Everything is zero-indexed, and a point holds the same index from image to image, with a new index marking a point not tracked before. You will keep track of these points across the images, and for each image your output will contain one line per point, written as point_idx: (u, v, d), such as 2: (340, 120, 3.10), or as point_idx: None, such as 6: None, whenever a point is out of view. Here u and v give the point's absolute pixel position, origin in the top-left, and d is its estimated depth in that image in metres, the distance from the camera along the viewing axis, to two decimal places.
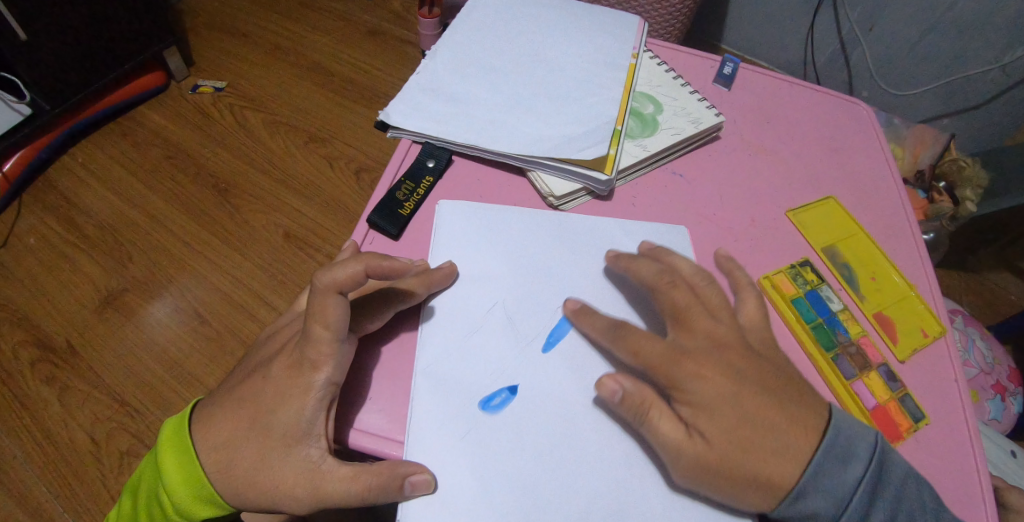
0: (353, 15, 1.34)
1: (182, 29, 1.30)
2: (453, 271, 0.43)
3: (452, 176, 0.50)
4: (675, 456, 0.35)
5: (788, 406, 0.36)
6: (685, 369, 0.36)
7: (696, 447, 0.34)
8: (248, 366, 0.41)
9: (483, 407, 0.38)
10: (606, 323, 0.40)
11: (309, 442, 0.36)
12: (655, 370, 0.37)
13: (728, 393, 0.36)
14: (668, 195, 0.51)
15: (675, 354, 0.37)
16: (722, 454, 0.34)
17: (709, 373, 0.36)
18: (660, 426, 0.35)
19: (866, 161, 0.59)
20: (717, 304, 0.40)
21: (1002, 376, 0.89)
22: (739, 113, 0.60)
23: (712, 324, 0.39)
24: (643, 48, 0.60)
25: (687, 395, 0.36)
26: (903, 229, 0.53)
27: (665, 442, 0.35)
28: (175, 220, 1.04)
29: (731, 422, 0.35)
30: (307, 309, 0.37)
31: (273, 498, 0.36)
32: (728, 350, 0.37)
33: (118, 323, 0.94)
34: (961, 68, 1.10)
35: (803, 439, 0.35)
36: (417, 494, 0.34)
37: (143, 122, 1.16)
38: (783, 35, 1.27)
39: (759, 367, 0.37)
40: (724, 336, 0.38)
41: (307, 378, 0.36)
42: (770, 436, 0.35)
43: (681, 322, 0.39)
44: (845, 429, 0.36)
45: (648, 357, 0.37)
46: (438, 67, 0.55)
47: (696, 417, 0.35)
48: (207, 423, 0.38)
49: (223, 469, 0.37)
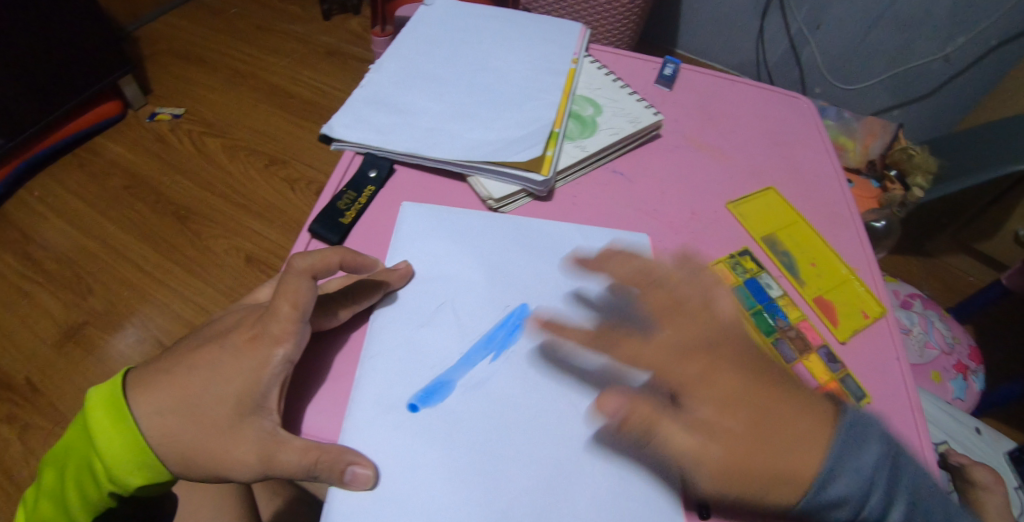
0: (313, 37, 1.35)
1: (139, 56, 1.29)
2: (408, 271, 0.43)
3: (394, 185, 0.50)
4: (699, 462, 0.35)
5: (798, 396, 0.36)
6: (688, 368, 0.37)
7: (712, 446, 0.35)
8: (201, 336, 0.41)
9: (415, 406, 0.37)
10: (583, 334, 0.41)
11: (262, 413, 0.35)
12: (660, 373, 0.37)
13: (740, 388, 0.36)
14: (609, 193, 0.52)
15: (676, 352, 0.38)
16: (746, 448, 0.34)
17: (711, 372, 0.36)
18: (670, 430, 0.35)
19: (805, 152, 0.60)
20: (699, 307, 0.40)
21: (963, 355, 0.91)
22: (681, 111, 0.62)
23: (695, 319, 0.39)
24: (584, 53, 0.62)
25: (694, 397, 0.36)
26: (843, 215, 0.55)
27: (679, 446, 0.35)
28: (134, 249, 1.02)
29: (745, 419, 0.35)
30: (277, 289, 0.38)
31: (220, 465, 0.35)
32: (722, 348, 0.38)
33: (78, 356, 0.92)
34: (906, 61, 1.14)
35: (822, 427, 0.35)
36: (355, 487, 0.34)
37: (101, 152, 1.15)
38: (735, 37, 1.30)
39: (756, 369, 0.37)
40: (709, 330, 0.39)
41: (266, 351, 0.36)
42: (794, 428, 0.35)
43: (666, 318, 0.40)
44: (861, 427, 0.35)
45: (650, 362, 0.38)
46: (381, 79, 0.55)
47: (712, 419, 0.35)
48: (151, 388, 0.38)
49: (167, 432, 0.36)
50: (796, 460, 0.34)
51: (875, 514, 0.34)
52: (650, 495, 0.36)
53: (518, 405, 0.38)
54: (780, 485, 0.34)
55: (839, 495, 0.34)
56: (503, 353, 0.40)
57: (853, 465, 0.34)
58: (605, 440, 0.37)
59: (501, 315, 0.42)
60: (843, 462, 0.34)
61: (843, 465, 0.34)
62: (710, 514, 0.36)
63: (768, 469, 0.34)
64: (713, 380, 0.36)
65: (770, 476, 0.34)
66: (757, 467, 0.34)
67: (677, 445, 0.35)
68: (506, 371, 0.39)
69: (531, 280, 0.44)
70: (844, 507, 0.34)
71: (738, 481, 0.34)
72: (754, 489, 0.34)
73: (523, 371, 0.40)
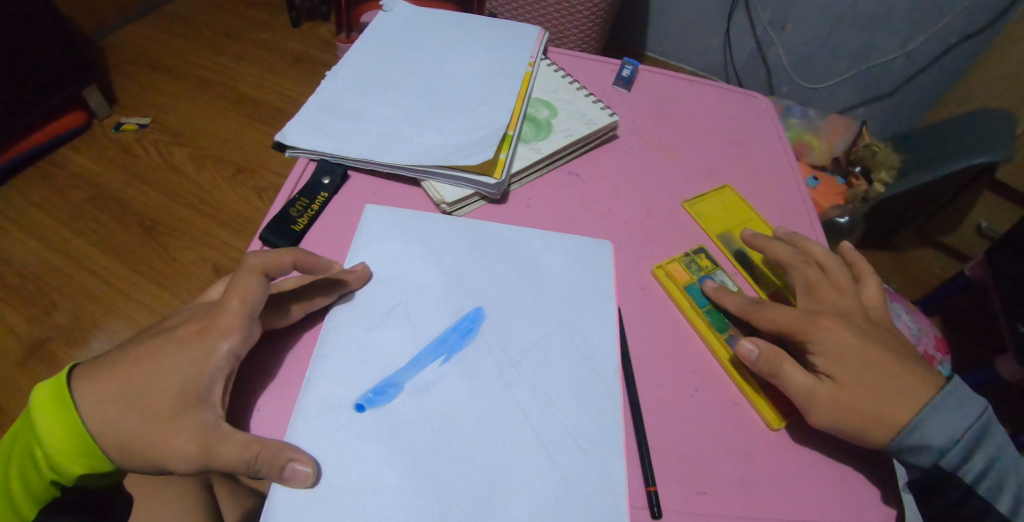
0: (282, 45, 1.35)
1: (104, 67, 1.27)
2: (365, 273, 0.42)
3: (348, 192, 0.49)
4: (809, 399, 0.40)
5: (917, 371, 0.42)
6: (819, 325, 0.42)
7: (828, 387, 0.40)
8: (150, 331, 0.40)
9: (361, 408, 0.37)
10: (740, 300, 0.45)
11: (204, 407, 0.35)
12: (790, 332, 0.43)
13: (860, 347, 0.41)
14: (565, 195, 0.52)
15: (807, 316, 0.43)
16: (852, 395, 0.40)
17: (841, 332, 0.42)
18: (791, 374, 0.40)
19: (761, 151, 0.61)
20: (845, 282, 0.46)
21: (929, 346, 0.93)
22: (638, 112, 0.62)
23: (838, 296, 0.45)
24: (540, 56, 0.62)
25: (818, 348, 0.41)
26: (797, 212, 0.56)
27: (799, 387, 0.40)
28: (99, 262, 1.00)
29: (859, 369, 0.40)
30: (229, 284, 0.38)
31: (158, 456, 0.34)
32: (852, 317, 0.44)
33: (42, 373, 0.89)
34: (868, 59, 1.17)
35: (921, 387, 0.41)
36: (294, 484, 0.34)
37: (65, 163, 1.12)
38: (703, 38, 1.32)
39: (884, 339, 0.43)
40: (848, 307, 0.44)
41: (210, 344, 0.36)
42: (895, 383, 0.40)
43: (812, 294, 0.45)
44: (954, 393, 0.41)
45: (783, 323, 0.43)
46: (336, 86, 0.55)
47: (830, 367, 0.41)
48: (96, 378, 0.37)
49: (107, 424, 0.35)
50: (897, 409, 0.40)
51: (954, 462, 0.39)
52: (598, 488, 0.36)
53: (464, 403, 0.38)
54: (878, 426, 0.39)
55: (926, 441, 0.39)
56: (455, 356, 0.40)
57: (943, 422, 0.40)
58: (550, 432, 0.38)
59: (458, 315, 0.42)
60: (941, 416, 0.40)
61: (937, 417, 0.40)
62: (662, 512, 0.36)
63: (867, 410, 0.39)
64: (841, 335, 0.42)
65: (869, 418, 0.39)
66: (861, 408, 0.39)
67: (796, 385, 0.40)
68: (457, 371, 0.39)
69: (488, 281, 0.44)
70: (926, 451, 0.39)
71: (845, 418, 0.39)
72: (853, 427, 0.39)
73: (472, 370, 0.39)
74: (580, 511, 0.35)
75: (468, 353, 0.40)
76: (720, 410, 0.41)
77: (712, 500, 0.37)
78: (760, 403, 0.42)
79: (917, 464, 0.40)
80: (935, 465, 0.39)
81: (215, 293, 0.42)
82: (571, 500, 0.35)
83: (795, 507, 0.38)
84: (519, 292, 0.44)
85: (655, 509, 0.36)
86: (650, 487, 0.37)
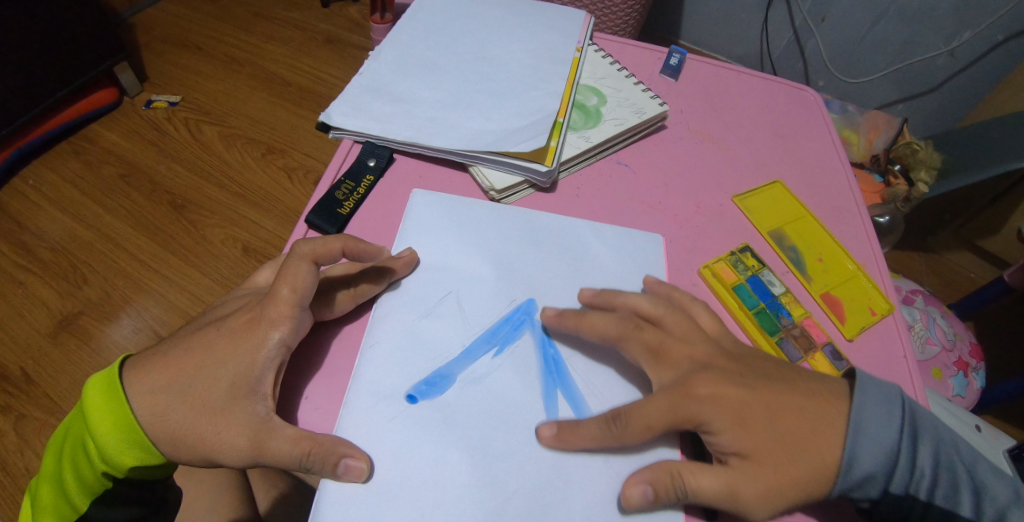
0: (310, 24, 1.34)
1: (135, 43, 1.27)
2: (413, 259, 0.42)
3: (393, 175, 0.48)
4: (735, 497, 0.33)
5: (800, 387, 0.37)
6: (699, 406, 0.35)
7: (747, 478, 0.33)
8: (201, 321, 0.40)
9: (413, 400, 0.36)
10: (598, 420, 0.36)
11: (255, 398, 0.34)
12: (678, 421, 0.35)
13: (748, 400, 0.36)
14: (613, 185, 0.51)
15: (675, 400, 0.36)
16: (776, 469, 0.34)
17: (725, 398, 0.36)
18: (703, 480, 0.34)
19: (812, 145, 0.59)
20: (685, 327, 0.39)
21: (964, 352, 0.90)
22: (686, 102, 0.60)
23: (689, 348, 0.38)
24: (587, 41, 0.60)
25: (711, 427, 0.35)
26: (851, 210, 0.54)
27: (717, 493, 0.33)
28: (130, 238, 1.01)
29: (768, 435, 0.35)
30: (278, 272, 0.37)
31: (210, 448, 0.34)
32: (715, 367, 0.37)
33: (75, 347, 0.90)
34: (912, 55, 1.13)
35: (831, 409, 0.36)
36: (348, 479, 0.33)
37: (97, 140, 1.13)
38: (739, 29, 1.29)
39: (760, 371, 0.37)
40: (703, 357, 0.38)
41: (262, 333, 0.35)
42: (803, 420, 0.35)
43: (660, 359, 0.38)
44: (875, 396, 0.36)
45: (662, 424, 0.35)
46: (381, 67, 0.54)
47: (735, 443, 0.35)
48: (150, 369, 0.37)
49: (159, 413, 0.35)
50: (823, 449, 0.35)
51: (901, 481, 0.35)
52: None
53: (518, 401, 0.37)
54: (817, 481, 0.34)
55: (868, 470, 0.34)
56: (505, 350, 0.39)
57: (873, 436, 0.35)
58: None
59: (507, 309, 0.41)
60: (868, 437, 0.35)
61: (865, 437, 0.35)
62: (716, 515, 0.35)
63: (798, 476, 0.34)
64: (721, 397, 0.36)
65: (802, 484, 0.34)
66: (791, 475, 0.34)
67: (714, 491, 0.33)
68: (506, 368, 0.38)
69: (538, 274, 0.43)
70: (870, 480, 0.35)
71: (779, 495, 0.33)
72: (796, 499, 0.34)
73: (525, 368, 0.38)
74: (628, 513, 0.35)
75: (516, 351, 0.39)
76: None
77: None
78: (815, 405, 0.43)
79: (864, 497, 0.35)
80: (884, 491, 0.35)
81: (261, 279, 0.41)
82: (625, 503, 0.35)
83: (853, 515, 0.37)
84: (571, 287, 0.43)
85: (709, 511, 0.35)
86: None
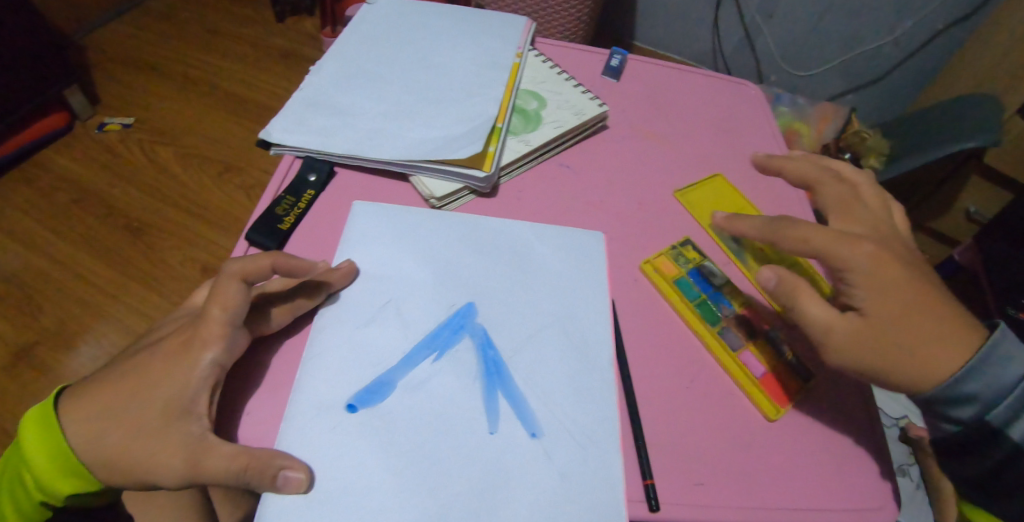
0: (266, 40, 1.33)
1: (85, 66, 1.24)
2: (352, 269, 0.42)
3: (335, 188, 0.49)
4: (828, 331, 0.39)
5: (943, 309, 0.39)
6: (858, 252, 0.40)
7: (849, 323, 0.39)
8: (137, 345, 0.39)
9: (353, 409, 0.37)
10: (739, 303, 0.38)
11: (191, 418, 0.34)
12: (825, 258, 0.41)
13: (906, 278, 0.39)
14: (556, 187, 0.52)
15: (846, 238, 0.41)
16: (877, 330, 0.38)
17: (887, 262, 0.40)
18: (811, 308, 0.40)
19: (752, 138, 0.61)
20: (877, 203, 0.45)
21: None
22: (628, 102, 0.62)
23: (866, 212, 0.44)
24: (528, 47, 0.61)
25: (855, 285, 0.40)
26: (791, 200, 0.56)
27: (815, 321, 0.39)
28: (86, 265, 0.99)
29: (898, 306, 0.38)
30: (210, 293, 0.37)
31: (147, 472, 0.34)
32: (889, 242, 0.42)
33: (32, 379, 0.88)
34: (857, 46, 1.17)
35: (966, 332, 0.38)
36: (289, 491, 0.33)
37: (48, 166, 1.10)
38: (691, 28, 1.32)
39: (921, 268, 0.41)
40: (883, 224, 0.44)
41: (194, 355, 0.35)
42: (926, 319, 0.38)
43: (845, 212, 0.45)
44: (1005, 346, 0.38)
45: (816, 245, 0.41)
46: (321, 81, 0.54)
47: (863, 300, 0.39)
48: (85, 397, 0.36)
49: (95, 441, 0.35)
50: (936, 348, 0.38)
51: (1002, 417, 0.37)
52: (595, 491, 0.36)
53: (459, 405, 0.37)
54: (919, 367, 0.37)
55: (972, 393, 0.37)
56: (445, 355, 0.39)
57: (994, 374, 0.37)
58: (545, 430, 0.37)
59: (447, 314, 0.41)
60: (991, 373, 0.37)
61: (989, 374, 0.37)
62: (659, 506, 0.36)
63: (896, 354, 0.37)
64: (881, 271, 0.39)
65: (900, 356, 0.38)
66: (890, 349, 0.38)
67: (814, 319, 0.40)
68: (448, 372, 0.39)
69: (482, 279, 0.44)
70: (972, 404, 0.38)
71: (869, 355, 0.38)
72: (884, 371, 0.38)
73: (467, 373, 0.39)
74: (570, 509, 0.35)
75: (456, 356, 0.39)
76: (717, 402, 0.42)
77: (710, 491, 0.37)
78: (758, 396, 0.42)
79: (959, 416, 0.38)
80: (979, 419, 0.38)
81: (200, 299, 0.41)
82: (568, 498, 0.35)
83: (790, 495, 0.38)
84: (513, 288, 0.44)
85: (652, 502, 0.36)
86: (647, 480, 0.37)
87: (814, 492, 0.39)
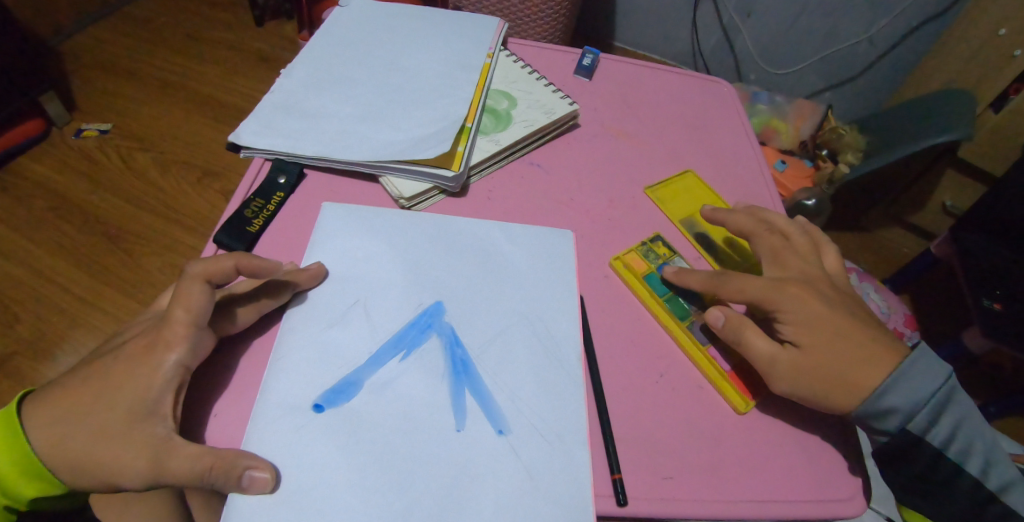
0: (246, 45, 1.33)
1: (61, 72, 1.23)
2: (320, 270, 0.42)
3: (305, 190, 0.49)
4: (770, 364, 0.41)
5: (867, 335, 0.43)
6: (785, 293, 0.43)
7: (790, 355, 0.41)
8: (102, 349, 0.39)
9: (319, 409, 0.37)
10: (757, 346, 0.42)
11: (154, 420, 0.34)
12: (762, 302, 0.43)
13: (826, 315, 0.42)
14: (526, 186, 0.52)
15: (776, 284, 0.44)
16: (813, 361, 0.41)
17: (810, 300, 0.43)
18: (755, 341, 0.42)
19: (723, 136, 0.62)
20: (807, 248, 0.47)
21: (898, 323, 0.94)
22: (600, 101, 0.62)
23: (802, 263, 0.46)
24: (500, 48, 0.62)
25: (788, 318, 0.42)
26: (760, 196, 0.57)
27: (759, 353, 0.42)
28: (64, 273, 0.98)
29: (825, 337, 0.42)
30: (174, 295, 0.37)
31: (111, 474, 0.34)
32: (816, 284, 0.44)
33: (8, 389, 0.87)
34: (833, 44, 1.19)
35: (888, 354, 0.42)
36: (254, 491, 0.33)
37: (24, 173, 1.09)
38: (670, 29, 1.33)
39: (845, 304, 0.44)
40: (812, 272, 0.45)
41: (158, 357, 0.35)
42: (851, 348, 0.42)
43: (777, 261, 0.46)
44: (919, 361, 0.42)
45: (753, 293, 0.44)
46: (292, 84, 0.54)
47: (796, 334, 0.42)
48: (47, 401, 0.36)
49: (58, 445, 0.35)
50: (862, 371, 0.41)
51: (921, 425, 0.41)
52: (562, 485, 0.36)
53: (426, 403, 0.38)
54: (846, 391, 0.40)
55: (894, 405, 0.40)
56: (412, 354, 0.40)
57: (910, 387, 0.41)
58: (513, 426, 0.38)
59: (414, 314, 0.41)
60: (908, 385, 0.41)
61: (907, 387, 0.41)
62: (627, 500, 0.37)
63: (828, 378, 0.41)
64: (807, 306, 0.43)
65: (830, 380, 0.41)
66: (823, 375, 0.41)
67: (759, 352, 0.42)
68: (416, 370, 0.39)
69: (452, 278, 0.44)
70: (894, 417, 0.41)
71: (806, 383, 0.40)
72: (817, 395, 0.40)
73: (435, 371, 0.39)
74: (537, 505, 0.35)
75: (425, 354, 0.40)
76: (685, 396, 0.42)
77: (678, 484, 0.38)
78: (727, 388, 0.42)
79: (885, 428, 0.41)
80: (902, 428, 0.41)
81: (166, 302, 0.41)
82: (535, 494, 0.36)
83: (757, 485, 0.39)
84: (483, 286, 0.44)
85: (620, 496, 0.36)
86: (615, 475, 0.37)
87: (781, 481, 0.39)
